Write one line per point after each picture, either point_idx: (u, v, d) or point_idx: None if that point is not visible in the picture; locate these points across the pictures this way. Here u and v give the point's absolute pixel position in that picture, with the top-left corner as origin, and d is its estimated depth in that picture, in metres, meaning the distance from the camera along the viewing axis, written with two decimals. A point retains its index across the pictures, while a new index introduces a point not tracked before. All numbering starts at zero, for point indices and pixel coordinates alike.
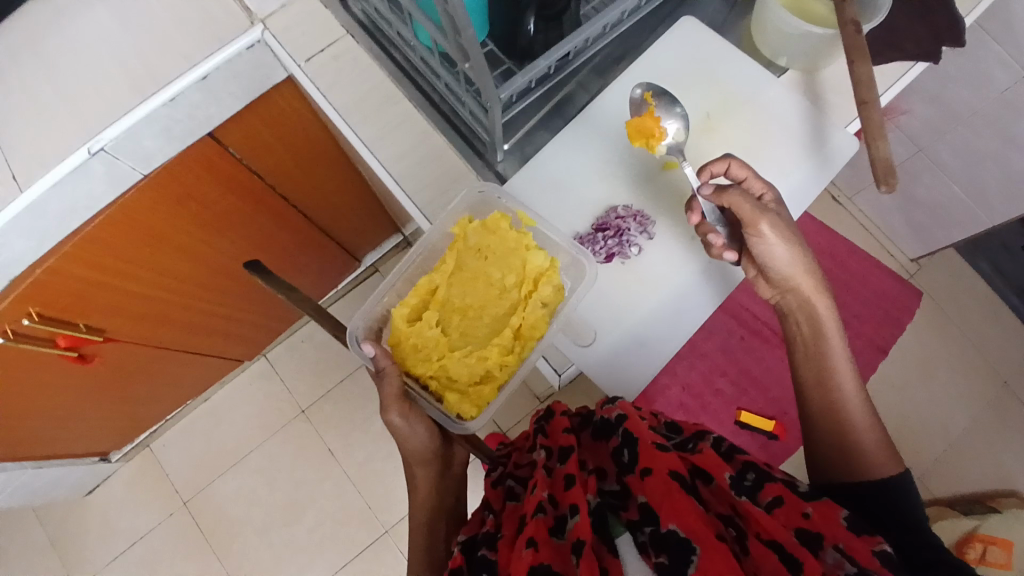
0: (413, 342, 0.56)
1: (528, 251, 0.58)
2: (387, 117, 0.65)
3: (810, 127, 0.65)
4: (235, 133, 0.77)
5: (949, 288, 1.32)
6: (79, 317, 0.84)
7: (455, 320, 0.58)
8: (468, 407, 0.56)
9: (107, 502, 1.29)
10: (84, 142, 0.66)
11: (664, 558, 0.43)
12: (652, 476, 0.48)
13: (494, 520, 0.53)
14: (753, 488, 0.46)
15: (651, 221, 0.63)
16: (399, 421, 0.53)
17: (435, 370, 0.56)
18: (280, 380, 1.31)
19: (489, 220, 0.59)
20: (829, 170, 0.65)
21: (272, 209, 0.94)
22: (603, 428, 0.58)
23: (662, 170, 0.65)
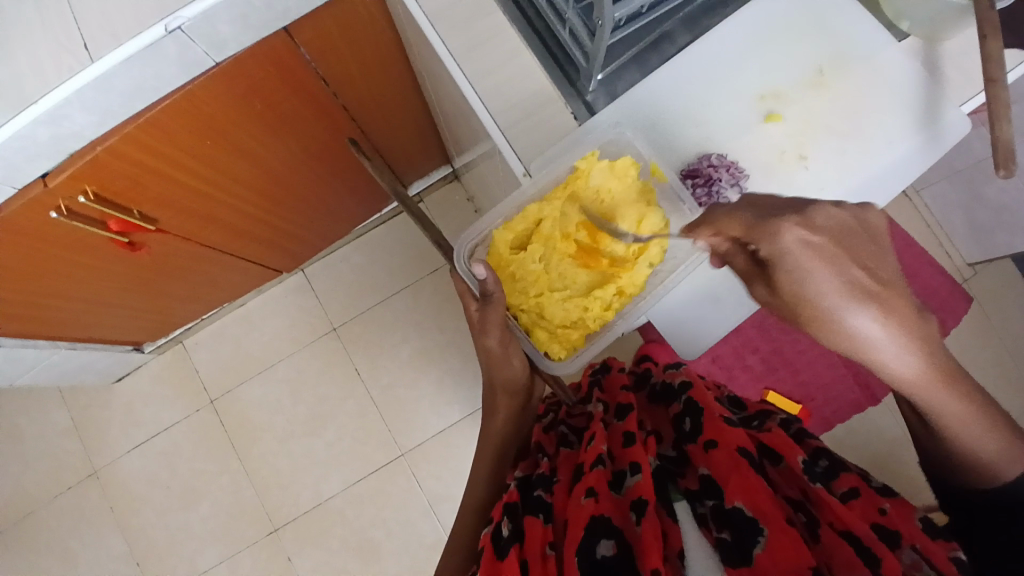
0: (513, 270, 0.60)
1: (648, 208, 0.59)
2: (479, 31, 0.62)
3: (925, 98, 0.61)
4: (310, 32, 0.74)
5: (1002, 298, 1.26)
6: (132, 203, 0.82)
7: (559, 258, 0.59)
8: (557, 348, 0.62)
9: (136, 392, 1.32)
10: (161, 18, 0.62)
11: (725, 533, 0.47)
12: (720, 449, 0.53)
13: (549, 464, 0.63)
14: (823, 474, 0.49)
15: (744, 175, 0.61)
16: (495, 344, 0.61)
17: (530, 305, 0.61)
18: (314, 295, 1.31)
19: (619, 163, 0.58)
20: (936, 148, 0.61)
21: (331, 119, 0.92)
22: (664, 392, 0.67)
23: (761, 123, 0.62)
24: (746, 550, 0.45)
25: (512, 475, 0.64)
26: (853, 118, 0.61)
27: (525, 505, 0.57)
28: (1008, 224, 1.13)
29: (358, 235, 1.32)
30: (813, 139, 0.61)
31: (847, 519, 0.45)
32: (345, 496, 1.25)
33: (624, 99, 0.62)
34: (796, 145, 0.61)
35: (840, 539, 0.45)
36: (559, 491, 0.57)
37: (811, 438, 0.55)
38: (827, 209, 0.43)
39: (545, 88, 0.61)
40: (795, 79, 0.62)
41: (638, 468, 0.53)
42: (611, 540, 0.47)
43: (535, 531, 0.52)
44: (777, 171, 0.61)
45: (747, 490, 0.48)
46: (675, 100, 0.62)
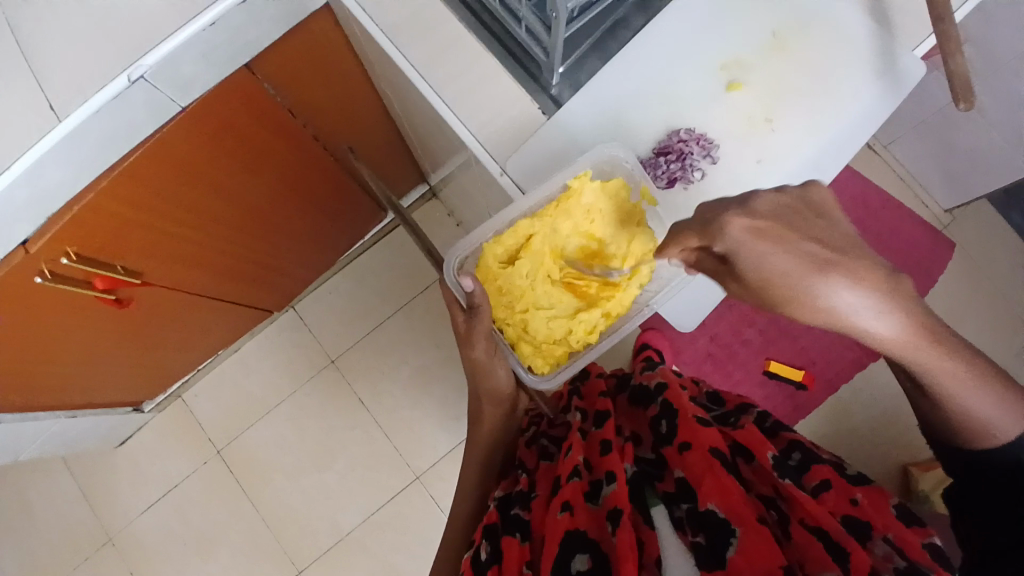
0: (499, 285, 0.62)
1: (639, 229, 0.61)
2: (436, 40, 0.62)
3: (879, 48, 0.63)
4: (271, 65, 0.75)
5: (982, 240, 1.28)
6: (115, 257, 0.82)
7: (545, 281, 0.62)
8: (539, 361, 0.65)
9: (140, 452, 1.30)
10: (123, 68, 0.63)
11: (701, 538, 0.52)
12: (692, 452, 0.59)
13: (528, 480, 0.67)
14: (799, 469, 0.58)
15: (715, 145, 0.62)
16: (481, 355, 0.66)
17: (515, 319, 0.63)
18: (308, 331, 1.31)
19: (611, 185, 0.60)
20: (898, 93, 0.62)
21: (304, 151, 0.92)
22: (643, 396, 0.77)
23: (725, 92, 0.63)
24: (720, 556, 0.49)
25: (495, 492, 0.69)
26: (815, 77, 0.63)
27: (505, 524, 0.60)
28: (979, 167, 1.15)
29: (344, 263, 1.32)
30: (779, 100, 0.63)
31: (818, 515, 0.51)
32: (363, 527, 1.24)
33: (589, 87, 0.63)
34: (762, 109, 0.62)
35: (812, 537, 0.51)
36: (537, 507, 0.60)
37: (785, 432, 0.65)
38: (766, 196, 0.46)
39: (510, 88, 0.62)
40: (753, 46, 0.63)
41: (613, 476, 0.58)
42: (587, 555, 0.51)
43: (512, 552, 0.55)
44: (747, 137, 0.62)
45: (720, 495, 0.53)
46: (639, 79, 0.63)
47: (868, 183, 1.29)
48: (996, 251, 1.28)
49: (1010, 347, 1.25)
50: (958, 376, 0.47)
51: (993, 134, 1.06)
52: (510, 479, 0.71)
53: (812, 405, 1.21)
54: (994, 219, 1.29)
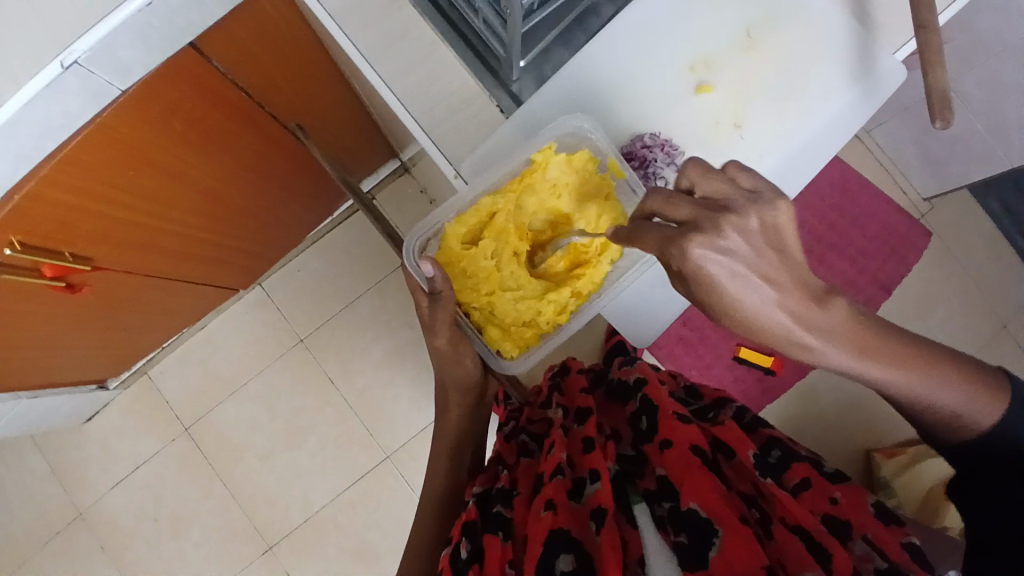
0: (465, 266, 0.59)
1: (607, 201, 0.59)
2: (388, 26, 0.58)
3: (858, 47, 0.60)
4: (219, 43, 0.70)
5: (958, 227, 1.28)
6: (64, 245, 0.79)
7: (511, 261, 0.59)
8: (508, 346, 0.63)
9: (107, 429, 1.28)
10: (56, 54, 0.58)
11: (683, 537, 0.49)
12: (673, 449, 0.56)
13: (509, 477, 0.63)
14: (778, 465, 0.55)
15: (679, 152, 0.60)
16: (445, 344, 0.63)
17: (482, 302, 0.60)
18: (276, 309, 1.28)
19: (575, 158, 0.58)
20: (874, 99, 0.61)
21: (262, 129, 0.88)
22: (620, 391, 0.74)
23: (693, 95, 0.60)
24: (701, 554, 0.46)
25: (472, 490, 0.64)
26: (788, 77, 0.60)
27: (484, 522, 0.56)
28: (961, 155, 1.12)
29: (313, 240, 1.28)
30: (748, 104, 0.60)
31: (796, 513, 0.49)
32: (335, 505, 1.25)
33: (552, 83, 0.60)
34: (730, 113, 0.60)
35: (790, 535, 0.49)
36: (519, 505, 0.57)
37: (764, 427, 0.61)
38: (735, 218, 0.39)
39: (467, 81, 0.58)
40: (724, 43, 0.60)
41: (597, 475, 0.55)
42: (570, 556, 0.47)
43: (494, 552, 0.52)
44: (713, 143, 0.60)
45: (700, 491, 0.50)
46: (604, 76, 0.60)
47: (848, 167, 1.27)
48: (970, 239, 1.28)
49: (977, 335, 1.26)
50: (936, 388, 0.46)
51: (976, 124, 1.04)
52: (489, 475, 0.66)
53: (780, 390, 1.22)
54: (972, 207, 1.28)
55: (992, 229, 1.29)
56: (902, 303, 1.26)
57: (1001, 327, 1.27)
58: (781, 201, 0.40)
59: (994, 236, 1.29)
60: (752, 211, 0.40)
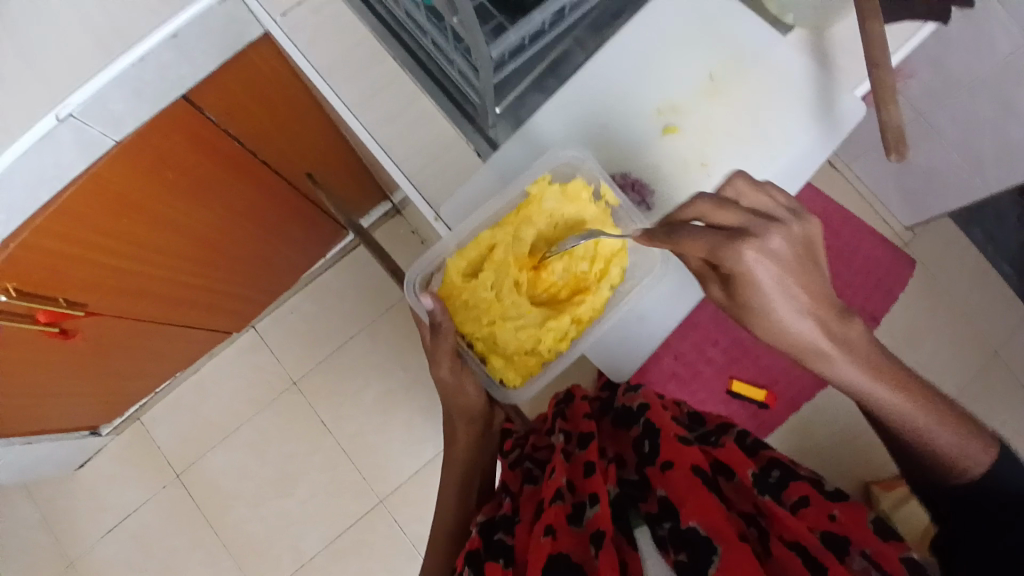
0: (466, 298, 0.59)
1: (604, 229, 0.60)
2: (370, 78, 0.62)
3: (819, 89, 0.64)
4: (211, 96, 0.73)
5: (941, 256, 1.30)
6: (57, 292, 0.80)
7: (512, 291, 0.59)
8: (513, 374, 0.61)
9: (98, 477, 1.28)
10: (51, 108, 0.61)
11: (683, 556, 0.47)
12: (675, 469, 0.54)
13: (511, 504, 0.61)
14: (777, 485, 0.54)
15: (649, 191, 0.64)
16: (446, 374, 0.60)
17: (483, 333, 0.60)
18: (268, 352, 1.29)
19: (569, 186, 0.60)
20: (836, 134, 0.64)
21: (255, 177, 0.90)
22: (624, 415, 0.67)
23: (661, 137, 0.64)
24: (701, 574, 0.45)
25: (476, 519, 0.62)
26: (752, 117, 0.63)
27: (487, 548, 0.54)
28: (937, 186, 1.15)
29: (306, 283, 1.30)
30: (714, 144, 0.64)
31: (797, 531, 0.48)
32: (326, 553, 1.23)
33: (526, 128, 0.63)
34: (698, 154, 0.64)
35: (790, 552, 0.48)
36: (521, 531, 0.55)
37: (766, 449, 0.59)
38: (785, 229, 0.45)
39: (446, 129, 0.62)
40: (689, 89, 0.64)
41: (597, 497, 0.53)
42: None
43: None
44: (682, 181, 0.63)
45: (702, 511, 0.49)
46: (572, 122, 0.64)
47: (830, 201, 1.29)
48: (954, 268, 1.30)
49: (967, 364, 1.27)
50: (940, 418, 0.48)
51: (950, 155, 1.07)
52: (493, 503, 0.64)
53: (774, 423, 1.22)
54: (954, 236, 1.30)
55: (976, 256, 1.30)
56: (892, 332, 1.27)
57: (992, 354, 1.28)
58: (812, 220, 0.47)
59: (978, 263, 1.31)
60: (795, 222, 0.46)
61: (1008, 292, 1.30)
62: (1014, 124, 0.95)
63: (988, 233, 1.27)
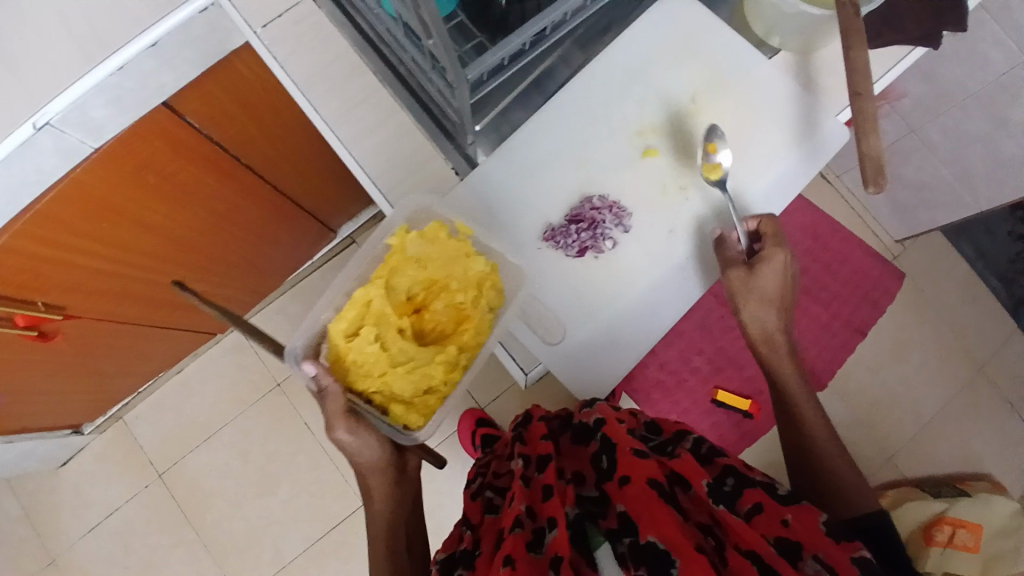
0: (354, 358, 0.56)
1: (470, 258, 0.59)
2: (351, 91, 0.62)
3: (802, 109, 0.64)
4: (193, 101, 0.72)
5: (930, 269, 1.30)
6: (36, 295, 0.80)
7: (396, 336, 0.57)
8: (415, 416, 0.58)
9: (80, 474, 1.27)
10: (29, 116, 0.60)
11: (642, 570, 0.47)
12: (631, 485, 0.53)
13: (472, 536, 0.60)
14: (732, 494, 0.53)
15: (627, 215, 0.64)
16: (346, 435, 0.55)
17: (377, 386, 0.57)
18: (254, 352, 1.29)
19: (427, 231, 0.59)
20: (818, 157, 0.64)
21: (239, 181, 0.90)
22: (581, 431, 0.65)
23: (641, 158, 0.64)
24: None
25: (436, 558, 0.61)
26: (730, 141, 0.64)
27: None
28: (928, 202, 1.14)
29: (293, 283, 1.30)
30: (692, 168, 0.64)
31: (749, 539, 0.48)
32: (308, 554, 1.23)
33: (506, 145, 0.64)
34: (677, 177, 0.64)
35: (745, 561, 0.47)
36: (481, 566, 0.54)
37: (720, 455, 0.57)
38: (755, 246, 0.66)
39: (425, 145, 0.63)
40: (670, 110, 0.65)
41: (555, 521, 0.52)
42: None
43: None
44: (662, 206, 0.64)
45: (658, 525, 0.48)
46: (554, 143, 0.64)
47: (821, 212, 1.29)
48: (942, 280, 1.30)
49: (952, 377, 1.27)
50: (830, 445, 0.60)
51: (941, 170, 1.07)
52: (455, 535, 0.64)
53: (758, 433, 1.22)
54: (944, 249, 1.30)
55: (964, 269, 1.31)
56: (878, 344, 1.27)
57: (977, 368, 1.28)
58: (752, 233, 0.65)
59: (965, 276, 1.31)
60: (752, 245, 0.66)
61: (994, 306, 1.30)
62: (1004, 142, 0.95)
63: (977, 247, 1.27)
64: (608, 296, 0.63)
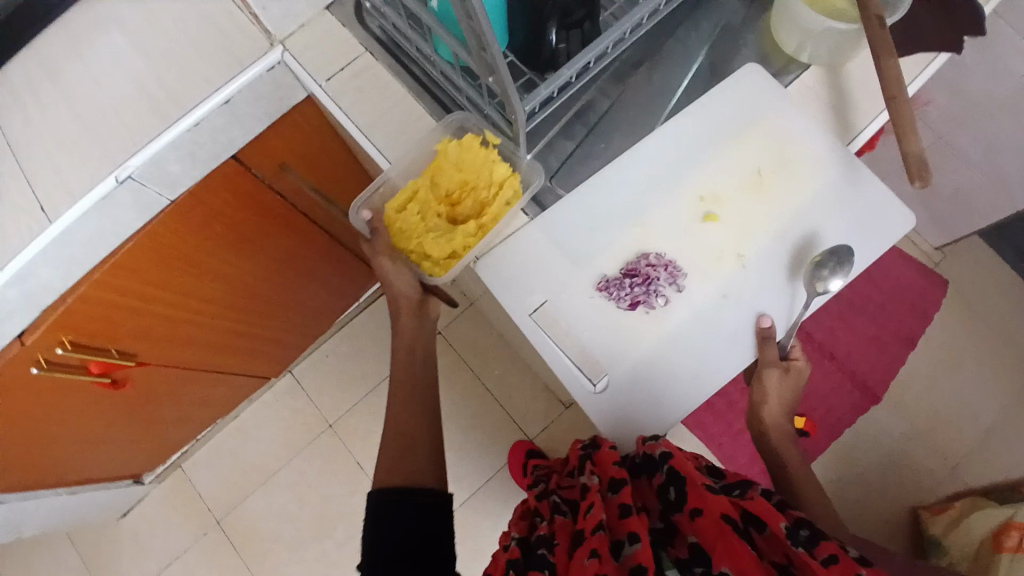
0: (399, 225, 0.64)
1: (495, 163, 0.63)
2: (410, 134, 0.67)
3: (856, 190, 0.67)
4: (257, 153, 0.77)
5: (974, 275, 1.29)
6: (110, 342, 0.84)
7: (434, 215, 0.63)
8: (439, 271, 0.65)
9: (140, 525, 1.29)
10: (111, 170, 0.65)
11: None
12: (704, 516, 0.53)
13: (547, 526, 0.61)
14: (806, 541, 0.48)
15: (681, 274, 0.65)
16: (388, 264, 0.65)
17: (412, 248, 0.64)
18: (305, 396, 1.33)
19: (465, 140, 0.62)
20: (878, 248, 0.66)
21: (296, 228, 0.94)
22: (646, 464, 0.60)
23: (699, 223, 0.67)
24: None
25: (508, 536, 0.64)
26: (790, 220, 0.67)
27: (527, 562, 0.56)
28: (965, 208, 1.15)
29: (340, 326, 1.35)
30: (751, 240, 0.66)
31: None
32: None
33: (555, 211, 0.67)
34: (733, 245, 0.66)
35: None
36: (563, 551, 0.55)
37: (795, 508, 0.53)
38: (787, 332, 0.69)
39: None
40: (733, 184, 0.68)
41: (637, 535, 0.52)
42: None
43: None
44: (716, 271, 0.66)
45: (734, 556, 0.50)
46: (603, 175, 0.68)
47: None
48: (987, 285, 1.29)
49: (1008, 384, 1.24)
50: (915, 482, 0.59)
51: (975, 175, 1.07)
52: (523, 526, 0.65)
53: (816, 452, 1.19)
54: (985, 255, 1.30)
55: (1009, 274, 1.29)
56: (927, 354, 1.25)
57: None
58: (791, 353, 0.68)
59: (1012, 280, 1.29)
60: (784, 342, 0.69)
61: None
62: None
63: (1020, 251, 1.26)
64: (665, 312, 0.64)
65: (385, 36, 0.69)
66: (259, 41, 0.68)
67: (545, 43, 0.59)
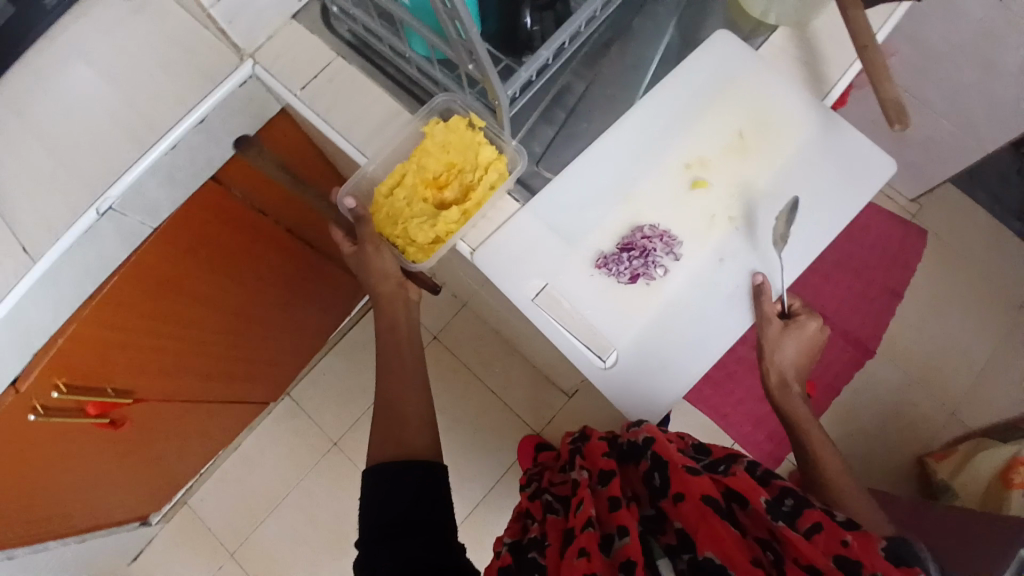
0: (387, 211, 0.64)
1: (481, 146, 0.63)
2: (390, 134, 0.67)
3: (835, 140, 0.68)
4: (235, 172, 0.77)
5: (951, 222, 1.32)
6: (105, 381, 0.82)
7: (421, 201, 0.63)
8: (423, 257, 0.64)
9: (152, 567, 1.27)
10: (92, 203, 0.64)
11: None
12: (686, 501, 0.52)
13: (539, 527, 0.61)
14: (789, 514, 0.49)
15: (677, 243, 0.66)
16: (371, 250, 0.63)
17: (398, 235, 0.64)
18: (307, 416, 1.31)
19: (452, 122, 0.63)
20: (864, 194, 0.67)
21: (282, 246, 0.93)
22: (632, 449, 0.60)
23: (689, 190, 0.68)
24: None
25: (502, 541, 0.64)
26: (776, 178, 0.68)
27: (520, 567, 0.56)
28: (936, 156, 1.17)
29: (333, 344, 1.34)
30: (741, 202, 0.67)
31: (810, 554, 0.46)
32: None
33: (546, 194, 0.67)
34: (725, 209, 0.67)
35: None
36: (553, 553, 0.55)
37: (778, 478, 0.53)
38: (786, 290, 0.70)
39: None
40: (717, 149, 0.69)
41: (625, 528, 0.52)
42: None
43: None
44: (710, 236, 0.66)
45: (717, 540, 0.49)
46: (589, 154, 0.69)
47: None
48: (965, 230, 1.32)
49: (996, 323, 1.27)
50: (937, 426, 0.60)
51: (942, 123, 1.10)
52: (518, 528, 0.65)
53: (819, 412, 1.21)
54: (960, 201, 1.33)
55: (985, 217, 1.32)
56: (915, 303, 1.28)
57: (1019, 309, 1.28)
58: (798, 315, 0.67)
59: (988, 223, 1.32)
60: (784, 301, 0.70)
61: None
62: (998, 84, 0.96)
63: (993, 194, 1.29)
64: (664, 282, 0.65)
65: (355, 39, 0.69)
66: (228, 57, 0.68)
67: (520, 26, 0.59)
